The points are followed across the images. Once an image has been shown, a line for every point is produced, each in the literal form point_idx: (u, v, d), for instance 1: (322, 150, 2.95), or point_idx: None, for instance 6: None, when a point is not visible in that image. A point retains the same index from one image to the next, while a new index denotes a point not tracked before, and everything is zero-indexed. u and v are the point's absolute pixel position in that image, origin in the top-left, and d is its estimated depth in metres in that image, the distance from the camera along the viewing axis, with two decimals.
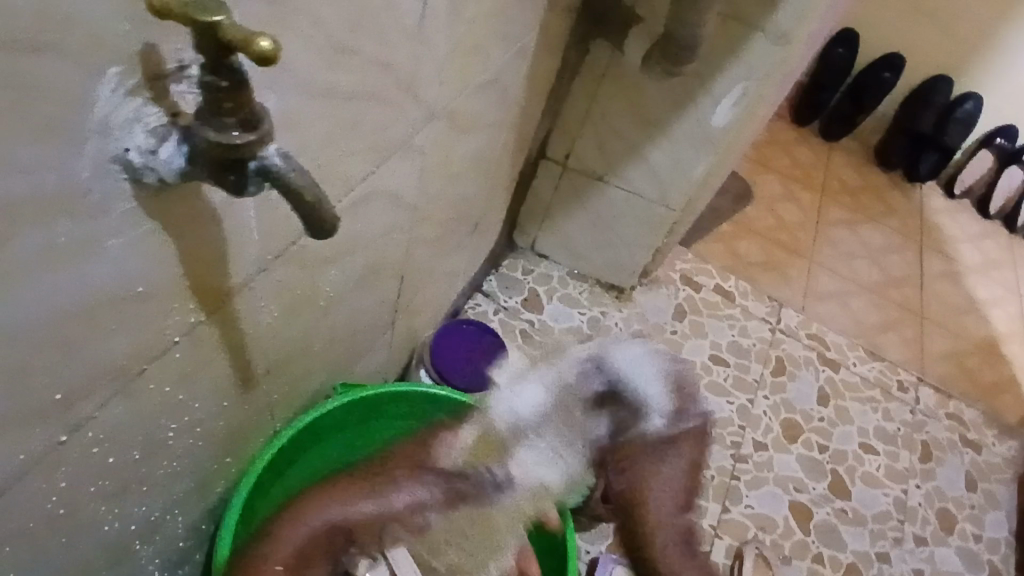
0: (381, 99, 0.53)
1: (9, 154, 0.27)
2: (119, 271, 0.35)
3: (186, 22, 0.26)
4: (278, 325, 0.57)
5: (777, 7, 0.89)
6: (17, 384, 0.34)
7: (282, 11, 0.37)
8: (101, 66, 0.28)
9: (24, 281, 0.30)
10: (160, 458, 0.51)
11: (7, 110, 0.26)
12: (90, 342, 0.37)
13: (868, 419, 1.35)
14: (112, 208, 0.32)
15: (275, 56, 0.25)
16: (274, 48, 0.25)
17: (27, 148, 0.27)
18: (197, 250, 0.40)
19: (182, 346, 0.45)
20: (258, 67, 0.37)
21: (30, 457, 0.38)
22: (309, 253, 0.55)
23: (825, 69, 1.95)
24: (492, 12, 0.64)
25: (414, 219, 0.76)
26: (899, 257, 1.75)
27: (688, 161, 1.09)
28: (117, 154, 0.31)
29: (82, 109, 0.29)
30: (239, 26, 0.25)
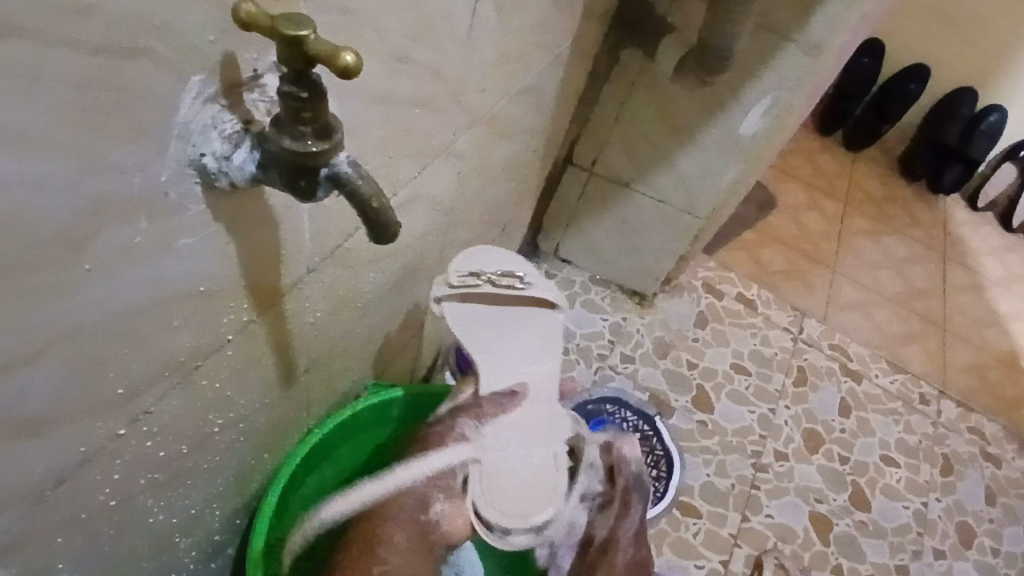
0: (428, 107, 0.54)
1: (100, 156, 0.28)
2: (187, 269, 0.37)
3: (272, 34, 0.27)
4: (320, 324, 0.59)
5: (811, 18, 0.89)
6: (86, 377, 0.35)
7: (353, 23, 0.39)
8: (187, 73, 0.30)
9: (104, 278, 0.32)
10: (205, 451, 0.52)
11: (101, 112, 0.27)
12: (155, 338, 0.38)
13: (890, 431, 1.34)
14: (185, 209, 0.34)
15: (356, 70, 0.26)
16: (356, 62, 0.26)
17: (118, 151, 0.29)
18: (256, 250, 0.41)
19: (235, 344, 0.46)
20: (330, 74, 0.39)
21: (91, 447, 0.39)
22: (352, 255, 0.56)
23: (852, 79, 1.95)
24: (533, 21, 0.65)
25: (450, 223, 0.77)
26: (922, 268, 1.74)
27: (716, 169, 1.09)
28: (194, 159, 0.32)
29: (166, 115, 0.30)
30: (324, 41, 0.27)
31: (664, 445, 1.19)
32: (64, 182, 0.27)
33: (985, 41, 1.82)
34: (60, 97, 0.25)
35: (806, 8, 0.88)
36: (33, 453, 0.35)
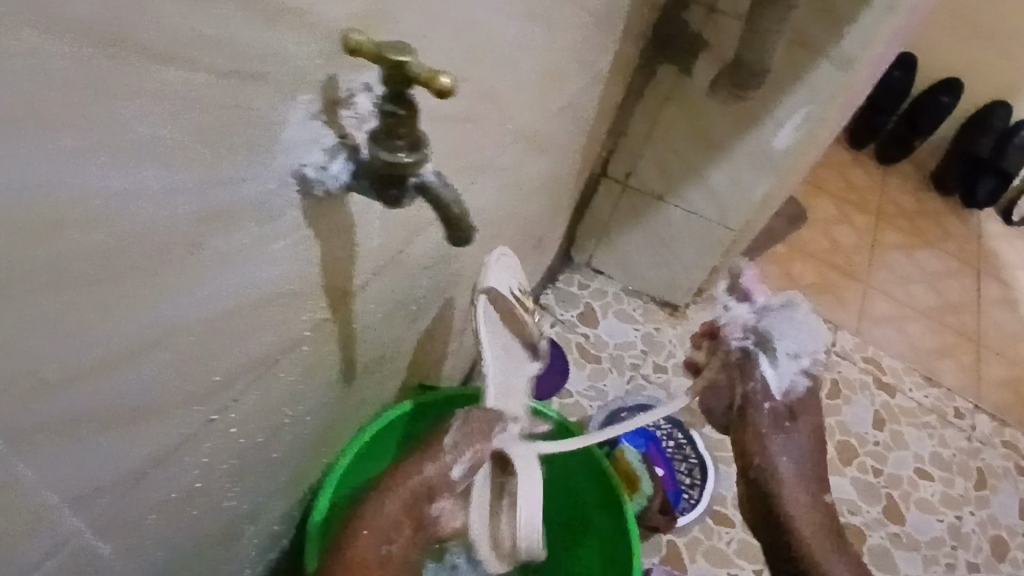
0: (481, 123, 0.58)
1: (226, 166, 0.32)
2: (280, 269, 0.40)
3: (377, 58, 0.30)
4: (378, 325, 0.62)
5: (844, 35, 0.91)
6: (193, 365, 0.39)
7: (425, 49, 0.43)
8: (295, 94, 0.33)
9: (218, 275, 0.36)
10: (274, 442, 0.56)
11: (231, 129, 0.31)
12: (249, 332, 0.42)
13: (924, 444, 1.34)
14: (283, 214, 0.38)
15: (452, 92, 0.29)
16: (451, 85, 0.29)
17: (239, 162, 0.33)
18: (334, 255, 0.45)
19: (309, 341, 0.50)
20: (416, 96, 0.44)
21: (188, 432, 0.43)
22: (409, 260, 0.60)
23: (883, 93, 1.96)
24: (577, 41, 0.69)
25: (493, 232, 0.81)
26: (955, 282, 1.74)
27: (748, 183, 1.12)
28: (295, 169, 0.36)
29: (276, 130, 0.34)
30: (422, 65, 0.30)
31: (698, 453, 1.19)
32: (198, 191, 0.31)
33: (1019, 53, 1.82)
34: (203, 115, 0.29)
35: (839, 23, 0.90)
36: (142, 435, 0.38)
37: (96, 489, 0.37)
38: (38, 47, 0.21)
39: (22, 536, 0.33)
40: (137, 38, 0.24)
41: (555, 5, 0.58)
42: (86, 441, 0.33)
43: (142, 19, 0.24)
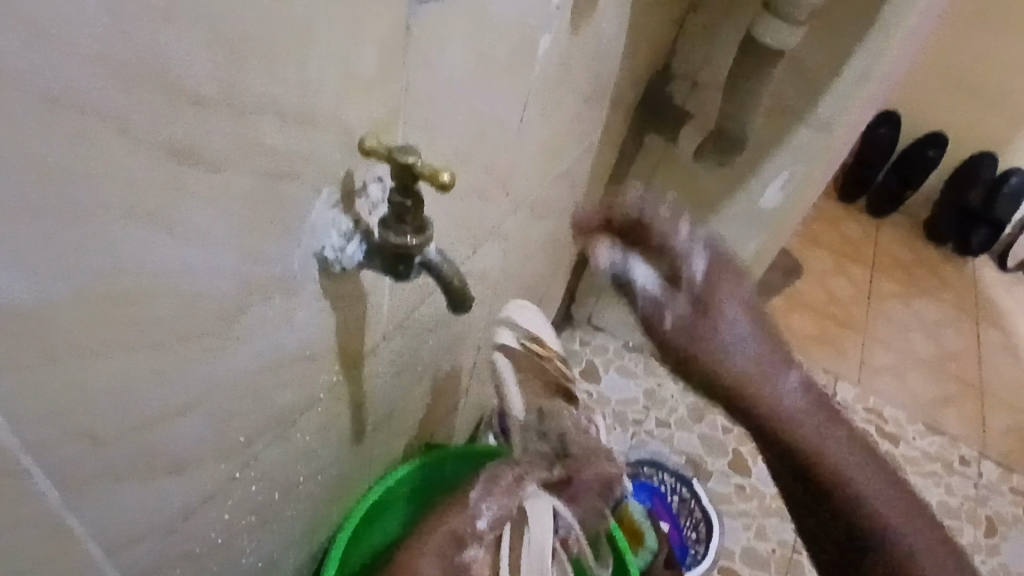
0: (483, 196, 0.63)
1: (260, 249, 0.37)
2: (300, 336, 0.45)
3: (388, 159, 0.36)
4: (388, 384, 0.67)
5: (820, 102, 0.97)
6: (222, 424, 0.43)
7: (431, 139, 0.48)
8: (318, 188, 0.39)
9: (247, 342, 0.40)
10: (290, 498, 0.59)
11: (265, 217, 0.36)
12: (271, 392, 0.46)
13: (931, 493, 1.35)
14: (304, 289, 0.42)
15: (451, 185, 0.35)
16: (451, 179, 0.35)
17: (270, 245, 0.38)
18: (348, 323, 0.50)
19: (324, 401, 0.54)
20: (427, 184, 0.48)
21: (214, 485, 0.46)
22: (416, 323, 0.64)
23: (870, 149, 2.03)
24: (570, 117, 0.75)
25: (496, 293, 0.85)
26: (954, 330, 1.77)
27: (739, 240, 1.17)
28: (316, 250, 0.41)
29: (300, 219, 0.39)
30: (425, 163, 0.36)
31: (702, 507, 1.18)
32: (234, 269, 0.36)
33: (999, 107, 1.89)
34: (244, 208, 0.34)
35: (813, 91, 0.96)
36: (175, 487, 0.42)
37: (131, 538, 0.40)
38: (116, 159, 0.26)
39: None
40: (197, 154, 0.30)
41: (550, 89, 0.64)
42: (126, 489, 0.38)
43: (201, 133, 0.29)
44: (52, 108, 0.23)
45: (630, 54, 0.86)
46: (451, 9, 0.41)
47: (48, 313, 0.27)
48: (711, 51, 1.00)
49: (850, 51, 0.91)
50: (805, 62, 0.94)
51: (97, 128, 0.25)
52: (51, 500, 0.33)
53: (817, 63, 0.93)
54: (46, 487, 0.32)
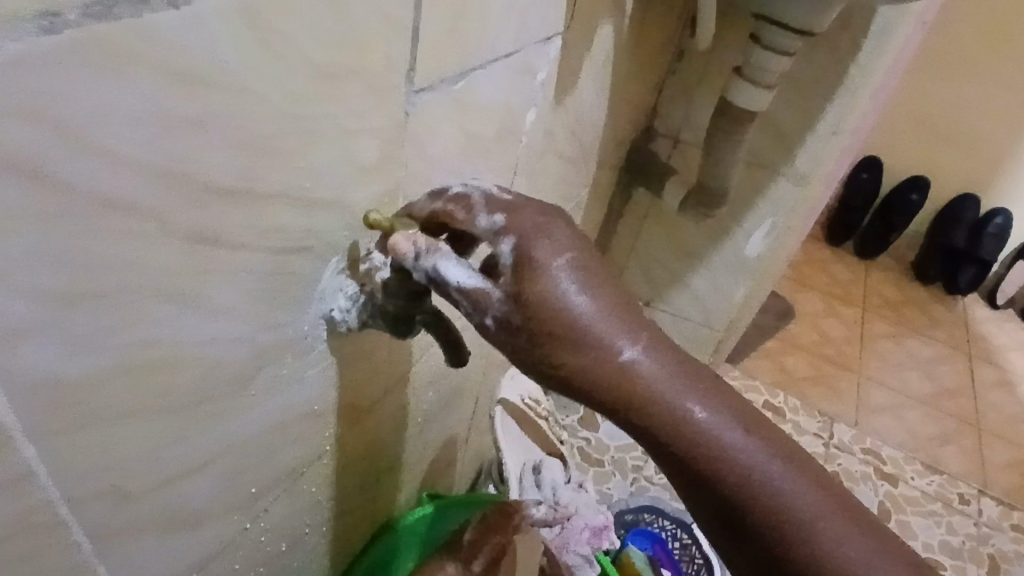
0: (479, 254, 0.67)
1: (275, 315, 0.41)
2: (308, 392, 0.48)
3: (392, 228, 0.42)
4: (390, 436, 0.69)
5: (795, 155, 1.02)
6: (237, 479, 0.45)
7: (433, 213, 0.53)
8: (326, 257, 0.43)
9: (262, 400, 0.43)
10: (298, 550, 0.61)
11: (280, 286, 0.40)
12: (282, 446, 0.49)
13: (932, 533, 1.36)
14: (313, 349, 0.46)
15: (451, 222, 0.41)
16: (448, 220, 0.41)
17: (284, 311, 0.41)
18: (353, 378, 0.53)
19: (329, 453, 0.57)
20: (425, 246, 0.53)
21: (228, 538, 0.48)
22: (416, 375, 0.68)
23: (853, 194, 2.10)
24: (560, 176, 0.80)
25: (493, 343, 0.89)
26: (947, 368, 1.80)
27: (728, 286, 1.21)
28: (325, 312, 0.45)
29: (310, 286, 0.43)
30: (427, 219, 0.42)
31: (704, 554, 1.18)
32: (251, 335, 0.39)
33: (974, 151, 1.95)
34: (261, 279, 0.38)
35: (788, 146, 1.02)
36: (193, 542, 0.44)
37: None
38: (155, 249, 0.30)
39: None
40: (220, 236, 0.33)
41: (539, 153, 0.69)
42: (148, 545, 0.40)
43: (225, 221, 0.33)
44: (104, 210, 0.27)
45: (614, 115, 0.92)
46: (443, 101, 0.46)
47: (89, 385, 0.30)
48: (690, 110, 1.06)
49: (820, 108, 0.97)
50: (779, 119, 1.00)
51: (141, 224, 0.29)
52: (83, 551, 0.35)
53: (790, 120, 0.99)
54: (80, 538, 0.34)
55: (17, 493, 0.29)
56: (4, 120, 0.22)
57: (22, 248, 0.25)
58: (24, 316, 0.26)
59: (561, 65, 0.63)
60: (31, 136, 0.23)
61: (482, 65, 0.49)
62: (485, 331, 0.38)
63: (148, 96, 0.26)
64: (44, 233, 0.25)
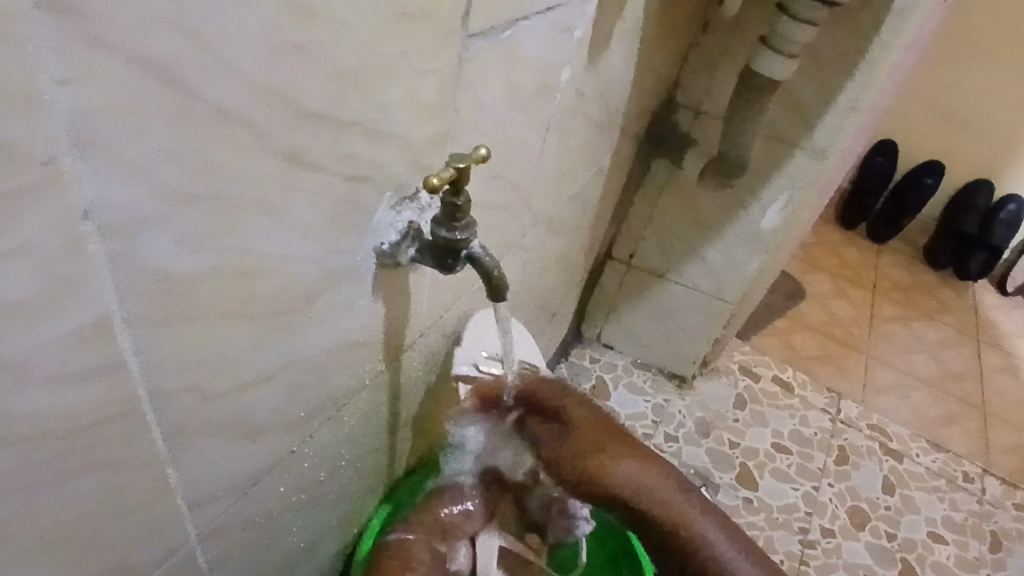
0: (510, 211, 0.70)
1: (336, 243, 0.44)
2: (356, 323, 0.51)
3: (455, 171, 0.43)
4: (421, 382, 0.72)
5: (814, 130, 1.04)
6: (292, 397, 0.49)
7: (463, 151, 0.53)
8: (381, 192, 0.46)
9: (318, 324, 0.47)
10: (335, 481, 0.64)
11: (343, 214, 0.43)
12: (332, 372, 0.52)
13: (935, 508, 1.39)
14: (364, 279, 0.49)
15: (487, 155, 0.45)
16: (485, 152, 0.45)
17: (345, 240, 0.45)
18: (394, 316, 0.57)
19: (369, 389, 0.60)
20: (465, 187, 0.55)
21: (278, 456, 0.52)
22: (446, 324, 0.71)
23: (867, 177, 2.11)
24: (584, 143, 0.82)
25: (514, 304, 0.92)
26: (954, 351, 1.82)
27: (742, 259, 1.23)
28: (376, 245, 0.48)
29: (368, 217, 0.46)
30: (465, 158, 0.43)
31: (710, 515, 1.28)
32: (315, 258, 0.43)
33: (991, 136, 1.96)
34: (329, 203, 0.41)
35: (809, 120, 1.03)
36: (250, 453, 0.48)
37: (210, 497, 0.46)
38: (251, 162, 0.33)
39: (158, 533, 0.43)
40: (303, 157, 0.37)
41: (568, 115, 0.71)
42: (215, 448, 0.44)
43: (310, 145, 0.37)
44: (219, 118, 0.30)
45: (638, 85, 0.94)
46: (493, 48, 0.49)
47: (188, 285, 0.34)
48: (712, 82, 1.07)
49: (840, 84, 0.98)
50: (800, 94, 1.01)
51: (244, 136, 0.32)
52: (160, 446, 0.39)
53: (810, 95, 1.01)
54: (158, 435, 0.38)
55: (113, 378, 0.33)
56: (155, 31, 0.26)
57: (152, 146, 0.28)
58: (143, 210, 0.29)
59: (592, 29, 0.65)
60: (172, 45, 0.27)
61: (527, 18, 0.51)
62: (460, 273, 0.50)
63: (263, 17, 0.30)
64: (171, 135, 0.29)
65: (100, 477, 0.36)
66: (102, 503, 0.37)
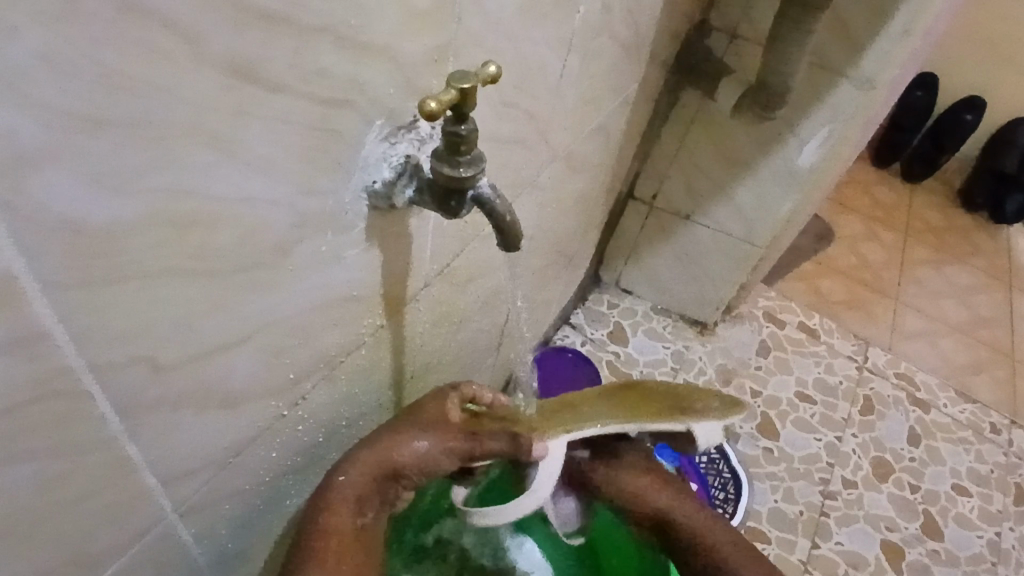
0: (525, 143, 0.62)
1: (317, 182, 0.37)
2: (348, 275, 0.45)
3: (460, 92, 0.35)
4: (428, 335, 0.66)
5: (862, 57, 0.93)
6: (274, 359, 0.43)
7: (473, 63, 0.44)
8: (371, 118, 0.38)
9: (300, 277, 0.41)
10: (334, 443, 0.59)
11: (321, 147, 0.36)
12: (323, 329, 0.46)
13: (960, 460, 1.34)
14: (355, 225, 0.43)
15: (500, 74, 0.37)
16: (499, 70, 0.37)
17: (327, 180, 0.38)
18: (394, 264, 0.50)
19: (369, 343, 0.54)
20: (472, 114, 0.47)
21: (265, 421, 0.46)
22: (456, 272, 0.64)
23: (906, 112, 1.98)
24: (608, 68, 0.73)
25: (528, 247, 0.84)
26: (987, 296, 1.73)
27: (774, 199, 1.14)
28: (367, 184, 0.41)
29: (353, 152, 0.39)
30: (462, 74, 0.35)
31: (731, 468, 1.24)
32: (286, 202, 0.36)
33: None
34: (300, 134, 0.34)
35: (857, 45, 0.92)
36: (230, 423, 0.42)
37: (184, 473, 0.41)
38: (180, 81, 0.26)
39: (122, 515, 0.38)
40: (258, 74, 0.30)
41: (593, 33, 0.62)
42: (183, 422, 0.38)
43: (264, 54, 0.29)
44: (125, 17, 0.23)
45: (669, 3, 0.83)
46: None
47: (115, 235, 0.28)
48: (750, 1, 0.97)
49: (895, 3, 0.87)
50: (849, 16, 0.90)
51: (167, 45, 0.25)
52: (110, 425, 0.33)
53: (860, 16, 0.89)
54: (107, 411, 0.33)
55: (28, 353, 0.27)
56: None
57: (25, 51, 0.21)
58: (30, 141, 0.23)
59: None
60: None
61: None
62: (451, 219, 0.43)
63: None
64: (54, 40, 0.22)
65: (39, 462, 0.30)
66: (43, 492, 0.32)
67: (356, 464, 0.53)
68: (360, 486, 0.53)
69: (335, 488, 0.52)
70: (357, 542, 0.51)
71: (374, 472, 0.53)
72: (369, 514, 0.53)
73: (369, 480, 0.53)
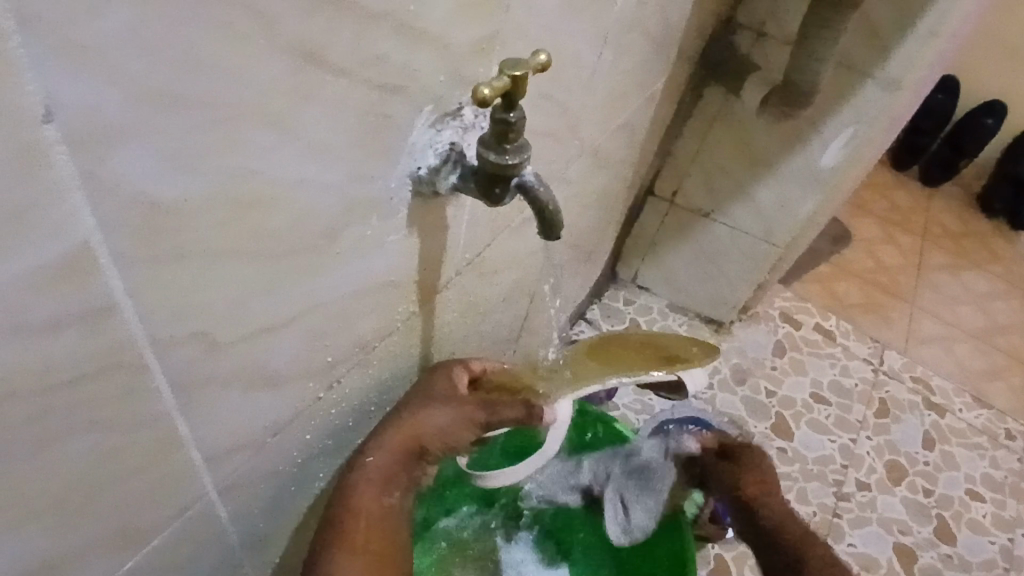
0: (555, 137, 0.62)
1: (364, 168, 0.38)
2: (387, 261, 0.46)
3: (513, 79, 0.36)
4: (455, 324, 0.67)
5: (888, 58, 0.93)
6: (315, 342, 0.44)
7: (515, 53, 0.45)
8: (420, 105, 0.39)
9: (343, 262, 0.41)
10: (362, 428, 0.60)
11: (371, 132, 0.36)
12: (361, 313, 0.47)
13: (975, 465, 1.34)
14: (397, 211, 0.43)
15: (549, 63, 0.38)
16: (548, 59, 0.38)
17: (374, 166, 0.38)
18: (429, 252, 0.51)
19: (401, 329, 0.55)
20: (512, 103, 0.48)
21: (303, 403, 0.47)
22: (484, 262, 0.65)
23: (926, 115, 1.97)
24: (637, 64, 0.74)
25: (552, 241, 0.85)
26: (1004, 303, 1.72)
27: (795, 199, 1.14)
28: (413, 170, 0.42)
29: (401, 138, 0.39)
30: (514, 62, 0.36)
31: None
32: (337, 186, 0.36)
33: None
34: (354, 119, 0.35)
35: (884, 46, 0.92)
36: (271, 403, 0.43)
37: (226, 451, 0.42)
38: (251, 60, 0.27)
39: (168, 489, 0.39)
40: (321, 58, 0.30)
41: (625, 28, 0.63)
42: (229, 400, 0.39)
43: (327, 38, 0.30)
44: None
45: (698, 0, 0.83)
46: None
47: (183, 213, 0.28)
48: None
49: (925, 5, 0.86)
50: (878, 17, 0.90)
51: (242, 25, 0.26)
52: (164, 399, 0.34)
53: (888, 17, 0.89)
54: (162, 385, 0.33)
55: (96, 324, 0.28)
56: None
57: (116, 28, 0.22)
58: (115, 116, 0.24)
59: None
60: None
61: None
62: (495, 206, 0.43)
63: None
64: (144, 17, 0.22)
65: (98, 433, 0.31)
66: (99, 461, 0.32)
67: (384, 443, 0.53)
68: (387, 467, 0.53)
69: (361, 469, 0.52)
70: (382, 521, 0.52)
71: (401, 451, 0.54)
72: (397, 493, 0.53)
73: (397, 460, 0.53)
